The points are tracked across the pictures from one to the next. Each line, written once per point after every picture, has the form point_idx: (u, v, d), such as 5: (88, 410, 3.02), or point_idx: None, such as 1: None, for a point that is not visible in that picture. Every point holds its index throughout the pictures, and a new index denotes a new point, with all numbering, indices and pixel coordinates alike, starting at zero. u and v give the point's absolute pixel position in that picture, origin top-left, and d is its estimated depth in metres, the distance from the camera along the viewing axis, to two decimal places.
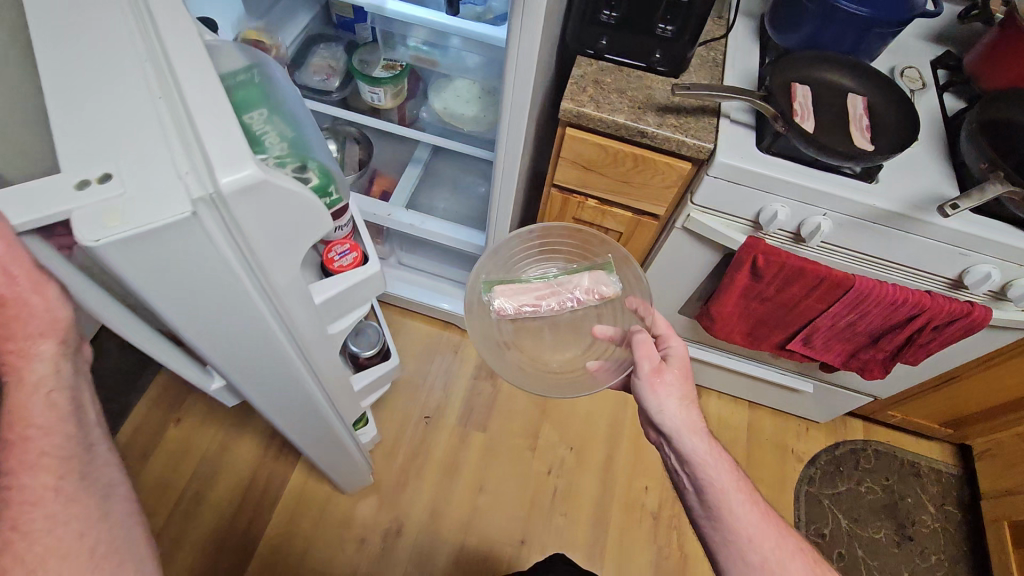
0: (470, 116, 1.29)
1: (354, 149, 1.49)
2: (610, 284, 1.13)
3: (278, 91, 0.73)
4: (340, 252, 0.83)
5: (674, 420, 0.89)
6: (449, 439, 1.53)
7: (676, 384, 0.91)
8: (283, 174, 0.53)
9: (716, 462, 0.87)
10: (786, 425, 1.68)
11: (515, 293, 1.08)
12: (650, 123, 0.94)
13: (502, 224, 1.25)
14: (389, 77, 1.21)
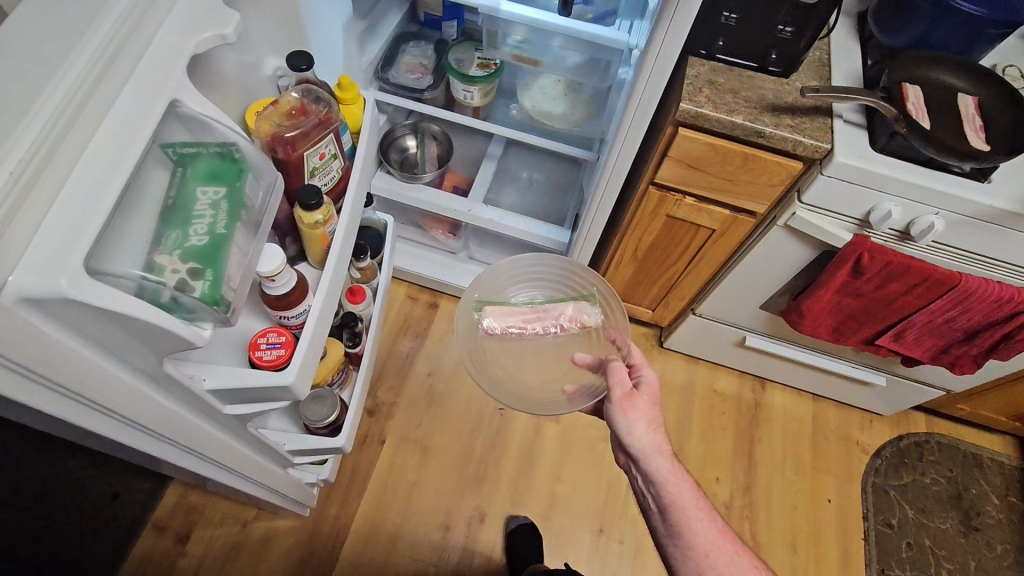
0: (558, 114, 1.31)
1: (433, 146, 1.55)
2: (592, 315, 1.39)
3: (252, 193, 0.63)
4: (271, 341, 0.69)
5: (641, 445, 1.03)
6: (524, 431, 1.57)
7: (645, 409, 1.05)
8: (122, 293, 0.46)
9: (678, 481, 1.01)
10: (850, 417, 1.70)
11: (504, 315, 1.39)
12: (768, 123, 0.96)
13: (595, 219, 1.28)
14: (484, 76, 1.23)
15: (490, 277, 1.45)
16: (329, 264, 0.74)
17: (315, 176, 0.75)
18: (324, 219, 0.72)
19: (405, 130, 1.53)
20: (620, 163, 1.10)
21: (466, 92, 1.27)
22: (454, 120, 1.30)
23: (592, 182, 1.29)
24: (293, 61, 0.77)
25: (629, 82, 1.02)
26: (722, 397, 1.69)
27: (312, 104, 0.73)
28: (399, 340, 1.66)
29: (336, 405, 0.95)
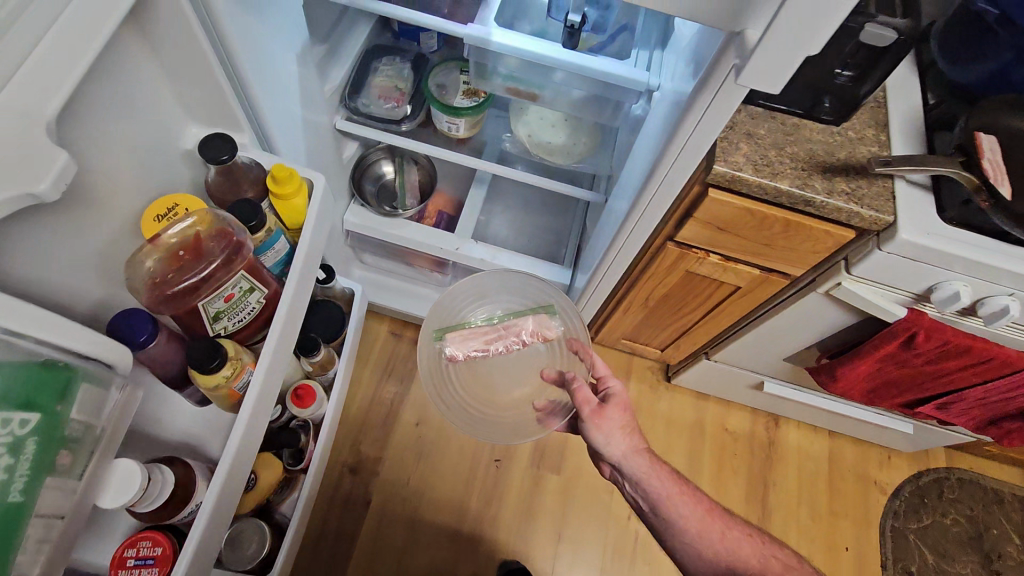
0: (559, 146, 1.12)
1: (415, 175, 1.35)
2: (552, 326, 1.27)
3: (80, 411, 0.56)
4: (141, 555, 0.64)
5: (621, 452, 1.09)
6: (522, 482, 1.45)
7: (620, 417, 1.09)
8: None
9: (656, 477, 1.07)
10: (867, 454, 1.59)
11: (466, 340, 1.24)
12: (819, 189, 0.79)
13: (607, 273, 1.11)
14: (472, 106, 1.04)
15: (456, 291, 1.31)
16: (239, 419, 0.65)
17: (224, 317, 0.69)
18: (232, 374, 0.66)
19: (382, 155, 1.34)
20: (639, 226, 0.91)
21: (451, 125, 1.07)
22: (438, 154, 1.11)
23: (597, 228, 1.11)
24: (208, 149, 0.64)
25: (651, 132, 0.83)
26: (733, 436, 1.57)
27: (209, 238, 0.66)
28: (383, 385, 1.51)
29: (264, 539, 0.84)
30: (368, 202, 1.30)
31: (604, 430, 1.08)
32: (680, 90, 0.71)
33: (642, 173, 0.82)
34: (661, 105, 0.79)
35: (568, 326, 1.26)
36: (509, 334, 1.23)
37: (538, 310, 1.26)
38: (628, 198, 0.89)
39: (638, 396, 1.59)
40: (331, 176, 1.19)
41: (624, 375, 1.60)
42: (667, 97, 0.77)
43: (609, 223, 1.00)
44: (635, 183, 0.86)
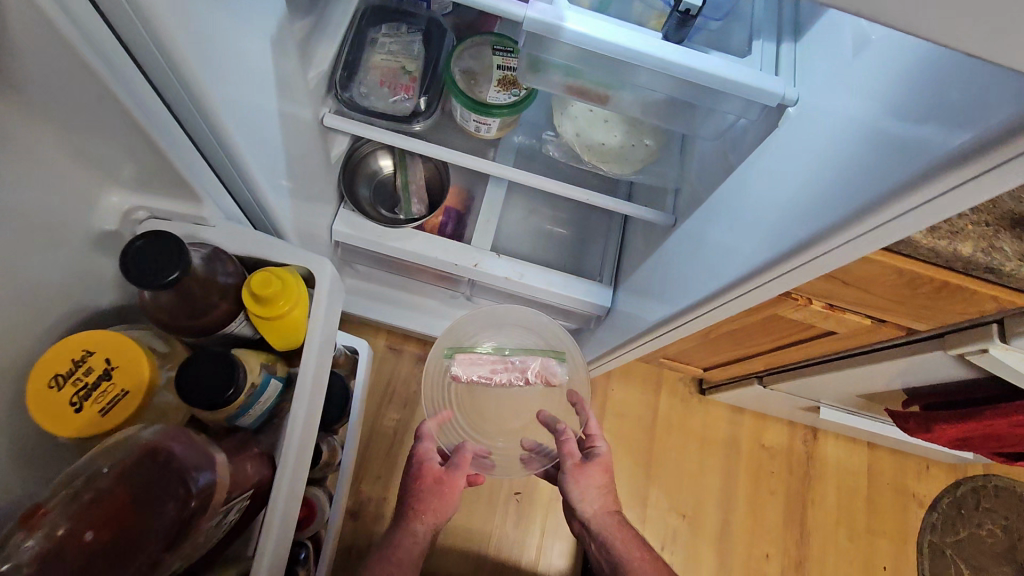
0: (613, 150, 0.89)
1: (420, 173, 1.09)
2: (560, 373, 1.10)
3: None
4: None
5: (599, 518, 0.94)
6: (546, 518, 1.30)
7: (601, 478, 0.95)
8: None
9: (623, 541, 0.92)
10: (906, 464, 1.49)
11: (473, 362, 1.07)
12: (1009, 252, 0.58)
13: (681, 325, 0.88)
14: (509, 105, 0.79)
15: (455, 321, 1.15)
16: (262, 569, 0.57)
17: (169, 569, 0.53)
18: None
19: (378, 148, 1.06)
20: (766, 286, 0.65)
21: (480, 125, 0.82)
22: (464, 163, 0.86)
23: (666, 255, 0.88)
24: (161, 272, 0.52)
25: (793, 164, 0.58)
26: (770, 453, 1.44)
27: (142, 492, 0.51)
28: (384, 411, 1.31)
29: None
30: (365, 210, 1.05)
31: (586, 489, 0.95)
32: (865, 128, 0.48)
33: (784, 219, 0.58)
34: (816, 130, 0.55)
35: (571, 375, 1.11)
36: (518, 367, 1.07)
37: (546, 352, 1.10)
38: (751, 247, 0.64)
39: (668, 413, 1.43)
40: (316, 183, 0.92)
41: (653, 389, 1.44)
42: (830, 122, 0.53)
43: (699, 263, 0.77)
44: (765, 231, 0.62)
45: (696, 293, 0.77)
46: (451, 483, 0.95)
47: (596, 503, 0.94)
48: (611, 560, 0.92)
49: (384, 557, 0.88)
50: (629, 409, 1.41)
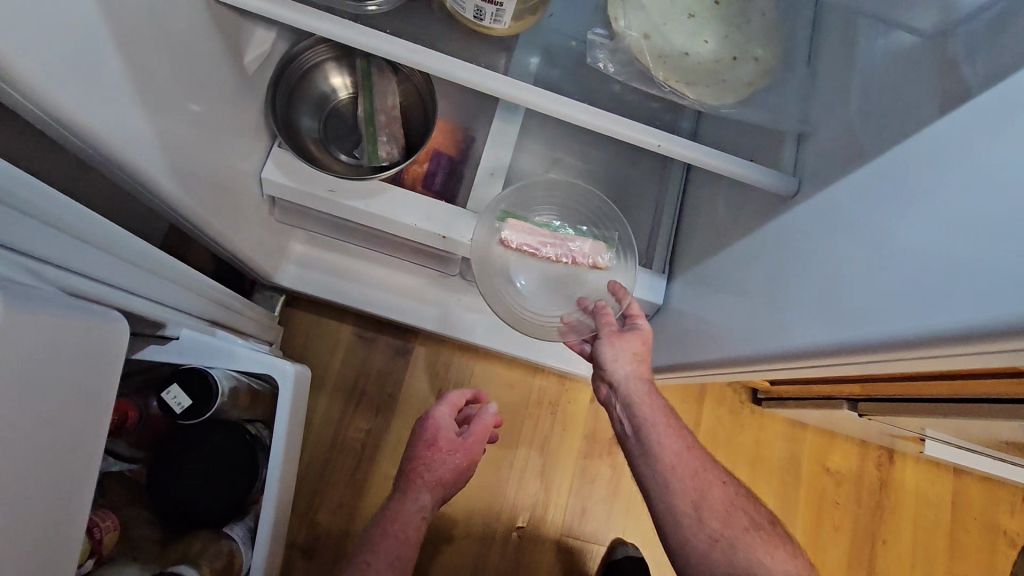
0: (700, 63, 0.54)
1: (394, 98, 0.73)
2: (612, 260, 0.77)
3: None
4: None
5: (630, 386, 0.67)
6: (554, 557, 1.04)
7: (643, 347, 0.69)
8: None
9: (653, 414, 0.65)
10: (1002, 496, 1.18)
11: (522, 230, 0.74)
12: None
13: (788, 364, 0.55)
14: None
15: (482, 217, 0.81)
16: None
17: None
18: None
19: (328, 61, 0.71)
20: (983, 357, 0.36)
21: (479, 8, 0.46)
22: (472, 80, 0.51)
23: (784, 246, 0.54)
24: None
25: (1011, 196, 0.33)
26: (836, 479, 1.15)
27: None
28: (349, 419, 1.01)
29: None
30: (313, 156, 0.72)
31: (621, 357, 0.68)
32: None
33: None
34: None
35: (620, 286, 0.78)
36: (565, 243, 0.76)
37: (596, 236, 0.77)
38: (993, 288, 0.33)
39: (713, 426, 1.13)
40: (210, 107, 0.58)
41: (693, 395, 1.14)
42: None
43: (852, 280, 0.45)
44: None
45: (828, 338, 0.45)
46: (463, 448, 0.77)
47: (630, 369, 0.68)
48: (632, 427, 0.67)
49: (387, 535, 0.69)
50: None
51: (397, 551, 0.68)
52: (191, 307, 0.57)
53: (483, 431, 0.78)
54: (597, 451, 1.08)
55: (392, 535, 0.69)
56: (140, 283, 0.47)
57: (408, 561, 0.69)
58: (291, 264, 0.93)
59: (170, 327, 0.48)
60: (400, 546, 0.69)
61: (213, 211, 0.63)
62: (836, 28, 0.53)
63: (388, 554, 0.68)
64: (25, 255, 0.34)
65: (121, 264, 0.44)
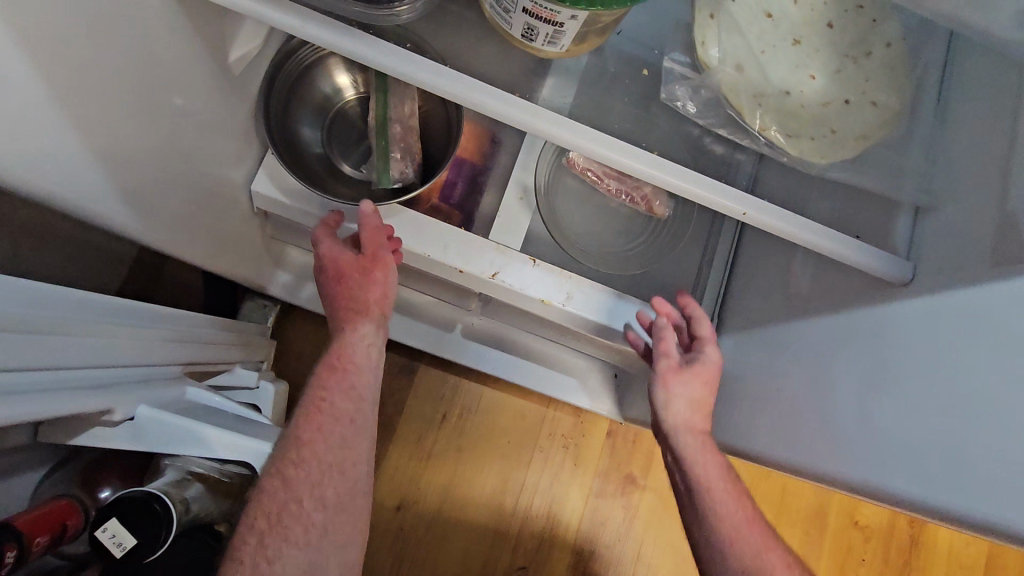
0: (802, 107, 0.42)
1: (412, 104, 0.62)
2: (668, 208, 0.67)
3: None
4: None
5: (683, 437, 0.58)
6: None
7: (701, 388, 0.59)
8: None
9: (708, 473, 0.56)
10: None
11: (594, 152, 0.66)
12: None
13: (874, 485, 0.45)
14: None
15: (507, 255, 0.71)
16: None
17: None
18: None
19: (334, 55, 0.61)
20: None
21: (532, 32, 0.35)
22: (514, 119, 0.40)
23: (884, 346, 0.43)
24: None
25: None
26: (865, 534, 1.06)
27: None
28: None
29: None
30: (315, 172, 0.62)
31: (675, 403, 0.58)
32: None
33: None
34: None
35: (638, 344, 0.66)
36: (634, 185, 0.66)
37: None
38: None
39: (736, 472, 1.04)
40: (184, 115, 0.46)
41: None
42: None
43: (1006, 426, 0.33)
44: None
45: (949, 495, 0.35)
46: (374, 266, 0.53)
47: (685, 419, 0.58)
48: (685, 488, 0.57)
49: (333, 374, 0.50)
50: None
51: (350, 385, 0.50)
52: (168, 358, 0.48)
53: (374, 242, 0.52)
54: (610, 489, 1.00)
55: (340, 376, 0.50)
56: (101, 355, 0.38)
57: (367, 394, 0.51)
58: (287, 274, 0.83)
59: (120, 411, 0.39)
60: (359, 383, 0.51)
61: (185, 234, 0.53)
62: (982, 73, 0.41)
63: (340, 390, 0.50)
64: None
65: (64, 341, 0.35)
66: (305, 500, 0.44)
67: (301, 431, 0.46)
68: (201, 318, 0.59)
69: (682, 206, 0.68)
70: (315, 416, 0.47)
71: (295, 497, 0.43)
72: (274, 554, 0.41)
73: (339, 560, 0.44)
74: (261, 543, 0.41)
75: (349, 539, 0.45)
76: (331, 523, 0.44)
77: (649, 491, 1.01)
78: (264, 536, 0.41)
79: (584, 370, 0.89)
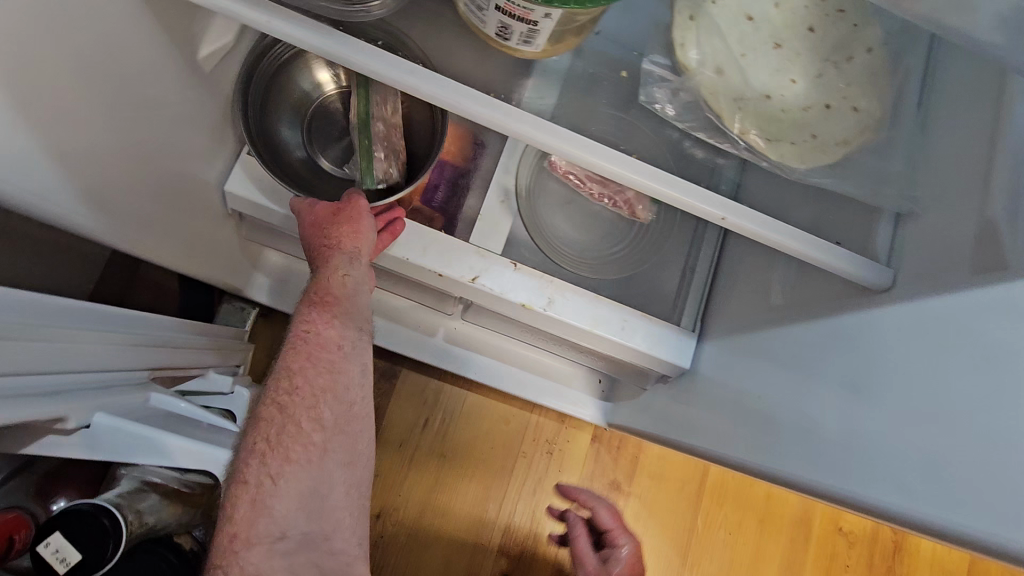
0: (783, 111, 0.42)
1: (395, 103, 0.59)
2: (650, 213, 0.67)
3: None
4: None
5: None
6: None
7: None
8: None
9: None
10: None
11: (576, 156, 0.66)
12: None
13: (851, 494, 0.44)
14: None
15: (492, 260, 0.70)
16: None
17: None
18: None
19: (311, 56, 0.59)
20: None
21: (508, 28, 0.34)
22: (489, 120, 0.39)
23: (863, 353, 0.43)
24: None
25: None
26: (849, 541, 1.06)
27: None
28: None
29: None
30: (296, 171, 0.61)
31: None
32: None
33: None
34: None
35: (620, 350, 0.65)
36: (615, 190, 0.66)
37: None
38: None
39: (721, 479, 1.03)
40: (154, 109, 0.45)
41: None
42: None
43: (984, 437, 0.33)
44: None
45: None
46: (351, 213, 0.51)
47: None
48: None
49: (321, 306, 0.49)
50: (669, 470, 1.02)
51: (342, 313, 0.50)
52: (131, 364, 0.46)
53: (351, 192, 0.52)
54: (594, 496, 0.99)
55: (327, 309, 0.49)
56: (57, 361, 0.37)
57: (357, 323, 0.51)
58: (263, 276, 0.81)
59: (74, 420, 0.37)
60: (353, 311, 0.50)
61: (154, 234, 0.51)
62: (962, 79, 0.41)
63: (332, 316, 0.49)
64: None
65: (14, 348, 0.33)
66: (302, 423, 0.44)
67: (290, 362, 0.47)
68: (172, 322, 0.58)
69: (665, 211, 0.67)
70: (300, 348, 0.47)
71: (292, 421, 0.44)
72: (278, 472, 0.42)
73: (343, 476, 0.45)
74: (264, 463, 0.43)
75: (352, 455, 0.46)
76: (330, 441, 0.45)
77: (633, 498, 1.00)
78: (267, 456, 0.42)
79: (567, 375, 0.88)
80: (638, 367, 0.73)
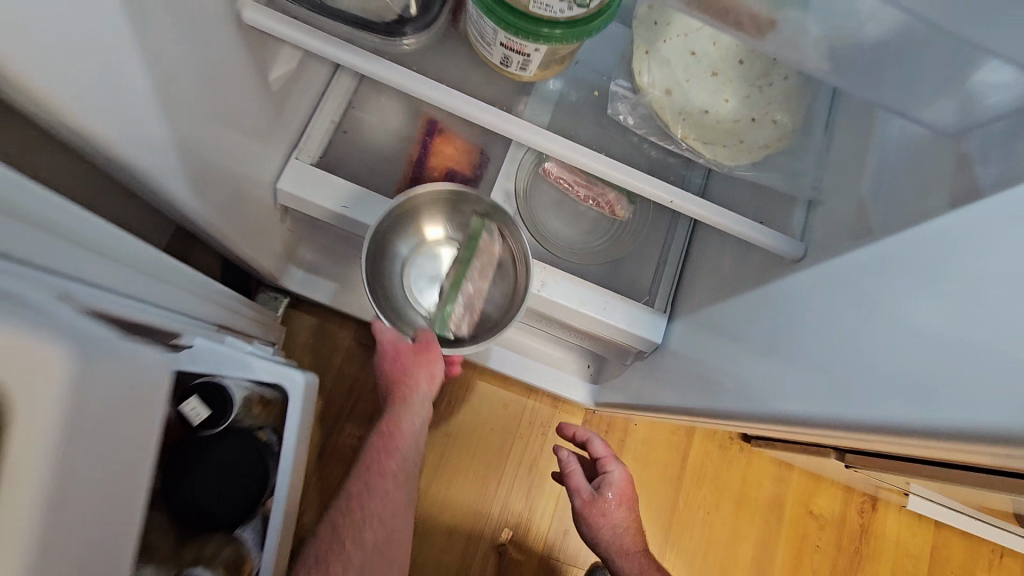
0: (718, 123, 0.55)
1: (486, 274, 0.78)
2: (628, 211, 0.80)
3: None
4: None
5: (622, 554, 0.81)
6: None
7: (618, 513, 0.83)
8: None
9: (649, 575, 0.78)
10: (977, 552, 1.20)
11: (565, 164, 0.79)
12: None
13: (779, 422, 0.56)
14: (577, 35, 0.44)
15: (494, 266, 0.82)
16: None
17: None
18: None
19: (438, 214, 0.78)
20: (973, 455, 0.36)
21: (510, 57, 0.48)
22: (489, 122, 0.53)
23: (780, 307, 0.55)
24: None
25: (1002, 305, 0.33)
26: (819, 523, 1.15)
27: None
28: (340, 427, 1.02)
29: None
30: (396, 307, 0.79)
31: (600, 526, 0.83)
32: None
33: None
34: None
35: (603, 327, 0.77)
36: (598, 192, 0.79)
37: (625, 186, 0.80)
38: (1000, 391, 0.32)
39: (700, 462, 1.13)
40: (237, 118, 0.59)
41: (686, 429, 1.14)
42: None
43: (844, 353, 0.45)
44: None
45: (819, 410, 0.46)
46: (422, 356, 0.74)
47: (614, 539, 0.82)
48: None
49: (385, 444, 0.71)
50: (653, 454, 1.12)
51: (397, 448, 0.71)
52: (201, 312, 0.58)
53: (430, 334, 0.73)
54: None
55: (393, 443, 0.71)
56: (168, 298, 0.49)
57: (409, 454, 0.72)
58: (297, 268, 0.94)
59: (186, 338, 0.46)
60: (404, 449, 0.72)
61: (228, 217, 0.64)
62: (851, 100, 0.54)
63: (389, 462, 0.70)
64: (68, 279, 0.36)
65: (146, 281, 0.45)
66: (351, 539, 0.63)
67: (359, 485, 0.68)
68: (231, 294, 0.70)
69: (641, 211, 0.80)
70: (368, 471, 0.69)
71: (348, 537, 0.63)
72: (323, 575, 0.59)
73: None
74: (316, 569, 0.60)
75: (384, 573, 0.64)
76: (368, 563, 0.62)
77: None
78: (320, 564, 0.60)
79: (560, 360, 0.99)
80: (620, 345, 0.84)
